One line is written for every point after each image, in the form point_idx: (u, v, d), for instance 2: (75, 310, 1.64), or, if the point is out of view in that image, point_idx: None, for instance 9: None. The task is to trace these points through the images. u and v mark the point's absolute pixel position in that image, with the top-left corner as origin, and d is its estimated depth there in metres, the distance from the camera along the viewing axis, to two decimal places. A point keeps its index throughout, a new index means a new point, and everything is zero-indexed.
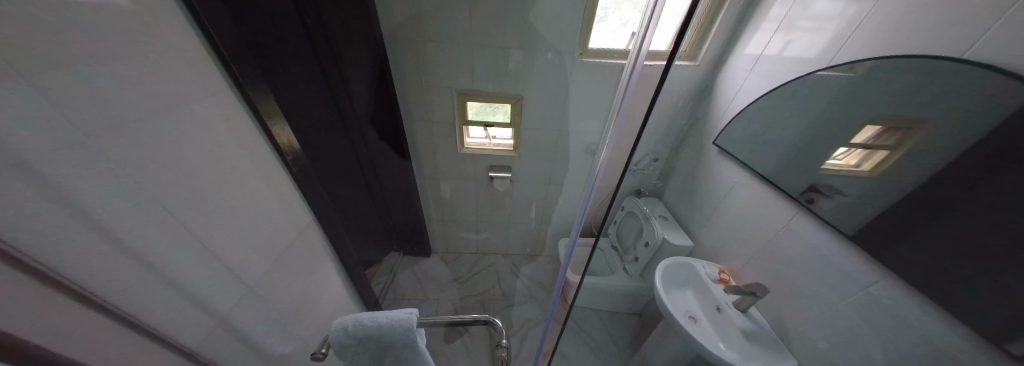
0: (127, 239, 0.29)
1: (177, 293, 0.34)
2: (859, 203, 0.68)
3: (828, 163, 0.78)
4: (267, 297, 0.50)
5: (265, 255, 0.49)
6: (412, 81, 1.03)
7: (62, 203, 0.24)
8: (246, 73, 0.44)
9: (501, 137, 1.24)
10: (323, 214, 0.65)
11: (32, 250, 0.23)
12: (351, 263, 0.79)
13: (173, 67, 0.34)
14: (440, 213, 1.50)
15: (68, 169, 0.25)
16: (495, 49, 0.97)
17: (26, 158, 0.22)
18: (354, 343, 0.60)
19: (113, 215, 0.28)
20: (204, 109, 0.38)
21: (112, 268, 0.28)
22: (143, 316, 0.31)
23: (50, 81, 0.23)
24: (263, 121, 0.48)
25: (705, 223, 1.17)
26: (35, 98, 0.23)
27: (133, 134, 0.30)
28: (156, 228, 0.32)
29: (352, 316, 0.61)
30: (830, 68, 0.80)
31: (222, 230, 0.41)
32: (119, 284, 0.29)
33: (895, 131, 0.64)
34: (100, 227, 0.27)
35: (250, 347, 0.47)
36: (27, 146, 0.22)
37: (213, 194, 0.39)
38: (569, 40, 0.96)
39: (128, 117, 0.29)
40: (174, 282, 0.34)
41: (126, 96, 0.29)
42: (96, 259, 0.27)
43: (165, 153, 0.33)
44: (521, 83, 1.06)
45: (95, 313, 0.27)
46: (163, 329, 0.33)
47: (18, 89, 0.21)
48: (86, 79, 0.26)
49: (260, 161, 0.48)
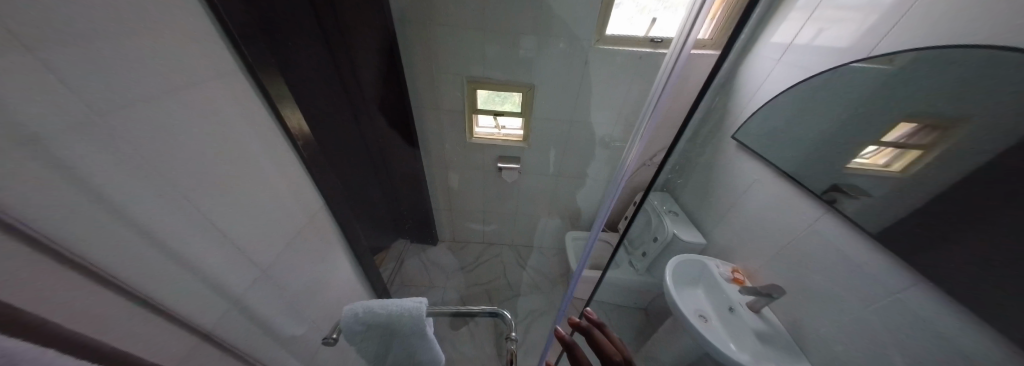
0: (139, 221, 0.29)
1: (190, 276, 0.34)
2: (888, 203, 0.64)
3: (854, 161, 0.74)
4: (279, 280, 0.51)
5: (274, 239, 0.49)
6: (423, 68, 1.01)
7: (72, 181, 0.24)
8: (255, 56, 0.43)
9: (510, 127, 1.22)
10: (332, 200, 0.65)
11: (47, 229, 0.22)
12: (360, 249, 0.80)
13: (186, 46, 0.33)
14: (447, 202, 1.50)
15: (74, 147, 0.24)
16: (508, 35, 0.93)
17: (36, 137, 0.21)
18: (364, 327, 0.61)
19: (125, 196, 0.28)
20: (215, 90, 0.37)
21: (126, 248, 0.28)
22: (160, 297, 0.31)
23: (56, 55, 0.22)
24: (273, 105, 0.47)
25: (718, 220, 1.13)
26: (42, 74, 0.21)
27: (143, 114, 0.29)
28: (166, 211, 0.32)
29: (362, 303, 0.61)
30: (867, 60, 0.74)
31: (232, 213, 0.40)
32: (133, 266, 0.28)
33: (930, 131, 0.59)
34: (112, 208, 0.27)
35: (264, 328, 0.48)
36: (37, 123, 0.21)
37: (224, 178, 0.39)
38: (585, 25, 0.91)
39: (136, 96, 0.28)
40: (189, 265, 0.34)
41: (133, 73, 0.28)
42: (111, 239, 0.27)
43: (175, 134, 0.32)
44: (533, 71, 1.03)
45: (111, 294, 0.27)
46: (181, 310, 0.33)
47: (24, 65, 0.20)
48: (91, 54, 0.24)
49: (270, 145, 0.48)
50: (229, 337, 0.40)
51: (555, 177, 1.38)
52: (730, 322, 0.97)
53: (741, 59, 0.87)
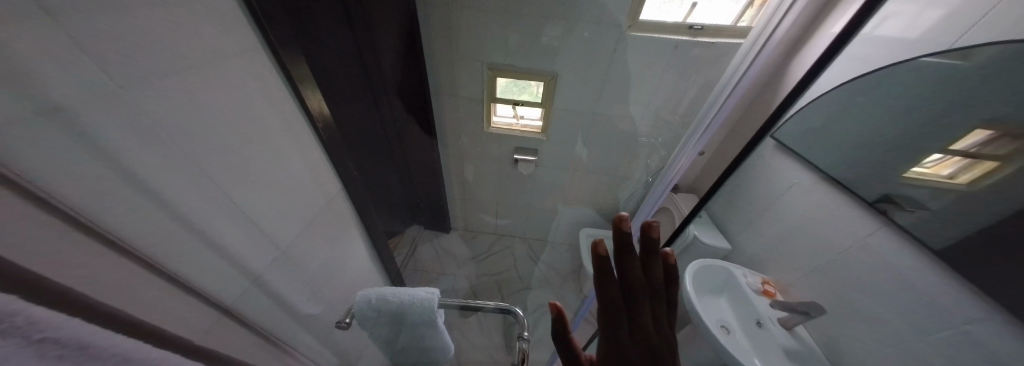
0: (161, 196, 0.29)
1: (210, 254, 0.35)
2: (956, 218, 0.56)
3: (914, 170, 0.65)
4: (296, 260, 0.52)
5: (294, 221, 0.50)
6: (443, 55, 0.98)
7: (95, 154, 0.23)
8: (278, 35, 0.42)
9: (529, 117, 1.18)
10: (348, 184, 0.65)
11: (71, 202, 0.22)
12: (375, 232, 0.81)
13: (212, 20, 0.32)
14: (462, 191, 1.50)
15: (97, 120, 0.23)
16: (533, 20, 0.88)
17: (62, 109, 0.21)
18: (377, 312, 0.62)
19: (148, 171, 0.27)
20: (235, 66, 0.36)
21: (147, 223, 0.28)
22: (181, 273, 0.31)
23: (80, 23, 0.21)
24: (296, 87, 0.47)
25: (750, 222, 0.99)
26: (71, 43, 0.21)
27: (168, 88, 0.28)
28: (188, 187, 0.31)
29: (375, 289, 0.63)
30: (943, 53, 0.62)
31: (252, 192, 0.40)
32: (157, 240, 0.29)
33: (1006, 140, 0.50)
34: (133, 183, 0.26)
35: (283, 307, 0.49)
36: (61, 96, 0.21)
37: (243, 156, 0.38)
38: (617, 9, 0.84)
39: (162, 68, 0.28)
40: (210, 242, 0.34)
41: (158, 45, 0.27)
42: (132, 213, 0.26)
43: (199, 110, 0.32)
44: (556, 60, 0.97)
45: (137, 270, 0.27)
46: (201, 287, 0.33)
47: (51, 33, 0.20)
48: (116, 24, 0.23)
49: (292, 125, 0.48)
50: (249, 315, 0.41)
51: (573, 171, 1.34)
52: (756, 336, 0.91)
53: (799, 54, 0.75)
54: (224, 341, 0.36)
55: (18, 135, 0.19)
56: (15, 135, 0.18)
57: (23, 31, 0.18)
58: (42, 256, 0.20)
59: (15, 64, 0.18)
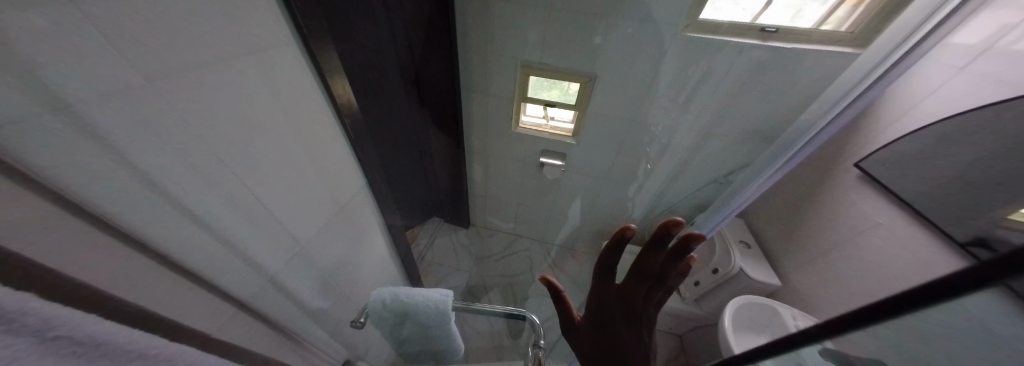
0: (185, 192, 0.28)
1: (229, 249, 0.34)
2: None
3: None
4: (314, 253, 0.52)
5: (314, 213, 0.50)
6: (476, 50, 0.94)
7: (119, 151, 0.22)
8: (309, 22, 0.40)
9: (559, 119, 1.12)
10: (370, 178, 0.65)
11: (89, 201, 0.21)
12: (392, 226, 0.81)
13: (246, 13, 0.31)
14: (483, 189, 1.48)
15: (120, 113, 0.22)
16: (576, 16, 0.81)
17: (87, 106, 0.20)
18: (390, 312, 0.65)
19: (171, 166, 0.27)
20: (263, 57, 0.34)
21: (172, 219, 0.27)
22: (197, 269, 0.30)
23: (104, 11, 0.20)
24: (324, 76, 0.45)
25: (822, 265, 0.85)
26: (97, 36, 0.20)
27: (196, 83, 0.27)
28: (211, 183, 0.31)
29: (389, 290, 0.65)
30: None
31: (272, 184, 0.40)
32: (180, 235, 0.28)
33: None
34: (157, 179, 0.26)
35: (298, 300, 0.49)
36: (87, 93, 0.20)
37: (264, 149, 0.37)
38: (674, 6, 0.74)
39: (194, 62, 0.27)
40: (229, 238, 0.34)
41: (193, 39, 0.26)
42: (156, 210, 0.26)
43: (225, 105, 0.31)
44: (596, 60, 0.89)
45: (154, 267, 0.26)
46: (217, 282, 0.33)
47: (77, 27, 0.18)
48: (145, 15, 0.22)
49: (318, 117, 0.47)
50: (264, 306, 0.41)
51: (601, 180, 1.26)
52: None
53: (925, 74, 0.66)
54: (242, 334, 0.36)
55: (41, 134, 0.18)
56: (40, 135, 0.18)
57: (48, 25, 0.17)
58: (63, 255, 0.20)
59: (37, 60, 0.17)
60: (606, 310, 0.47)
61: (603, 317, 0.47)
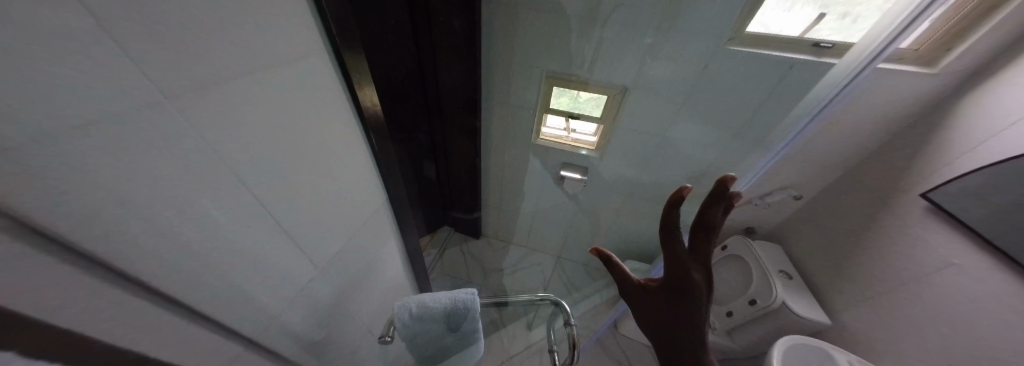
0: (186, 227, 0.24)
1: (237, 284, 0.30)
2: None
3: None
4: (331, 272, 0.49)
5: (333, 231, 0.47)
6: (501, 58, 0.91)
7: (111, 187, 0.18)
8: (341, 30, 0.37)
9: (582, 132, 1.07)
10: (391, 191, 0.62)
11: (90, 244, 0.18)
12: (410, 240, 0.77)
13: (267, 19, 0.27)
14: (497, 199, 1.43)
15: (137, 137, 0.19)
16: (610, 26, 0.77)
17: (64, 135, 0.15)
18: (416, 321, 0.66)
19: (171, 197, 0.22)
20: (294, 69, 0.32)
21: (167, 261, 0.23)
22: (206, 307, 0.27)
23: (120, 24, 0.17)
24: (352, 87, 0.42)
25: (889, 302, 0.80)
26: (87, 46, 0.16)
27: (205, 100, 0.23)
28: (220, 211, 0.27)
29: (414, 298, 0.66)
30: None
31: (294, 203, 0.37)
32: (181, 277, 0.24)
33: None
34: (153, 215, 0.21)
35: (305, 328, 0.45)
36: (69, 118, 0.15)
37: (289, 167, 0.35)
38: (719, 19, 0.69)
39: (203, 73, 0.23)
40: (238, 271, 0.30)
41: (203, 47, 0.22)
42: (152, 249, 0.22)
43: (241, 123, 0.27)
44: (628, 72, 0.85)
45: (151, 310, 0.23)
46: (224, 317, 0.29)
47: (60, 37, 0.14)
48: (145, 20, 0.18)
49: (344, 130, 0.44)
50: (270, 341, 0.37)
51: (623, 195, 1.21)
52: None
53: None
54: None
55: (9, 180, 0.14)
56: (7, 183, 0.13)
57: (25, 36, 0.13)
58: (41, 307, 0.16)
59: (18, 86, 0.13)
60: (686, 273, 0.38)
61: (680, 287, 0.37)
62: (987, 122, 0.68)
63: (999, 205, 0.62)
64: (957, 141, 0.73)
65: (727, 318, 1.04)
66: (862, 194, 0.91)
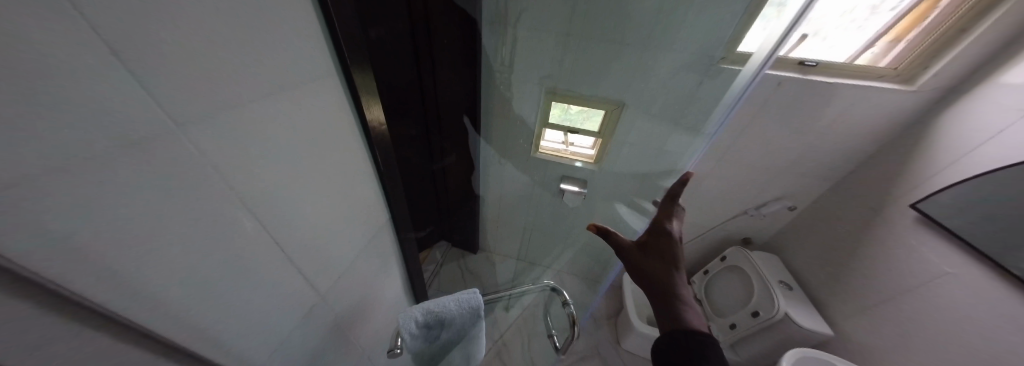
0: (150, 249, 0.22)
1: (209, 311, 0.27)
2: None
3: None
4: (328, 297, 0.47)
5: (333, 254, 0.45)
6: (502, 76, 0.93)
7: (57, 210, 0.16)
8: (354, 54, 0.37)
9: (581, 146, 1.08)
10: (396, 210, 0.60)
11: (70, 282, 0.17)
12: (412, 260, 0.75)
13: (275, 47, 0.27)
14: (495, 213, 1.42)
15: (128, 170, 0.19)
16: (608, 44, 0.79)
17: (16, 160, 0.14)
18: (424, 330, 0.64)
19: (133, 220, 0.20)
20: (301, 94, 0.32)
21: (120, 289, 0.20)
22: (182, 340, 0.25)
23: (126, 65, 0.17)
24: (361, 108, 0.42)
25: (891, 309, 0.82)
26: (52, 55, 0.14)
27: (191, 115, 0.22)
28: (195, 232, 0.24)
29: (417, 307, 0.63)
30: None
31: (293, 226, 0.36)
32: (134, 306, 0.21)
33: None
34: (106, 238, 0.19)
35: (294, 360, 0.42)
36: (17, 135, 0.13)
37: (290, 190, 0.34)
38: (711, 41, 0.74)
39: (194, 88, 0.21)
40: (215, 297, 0.28)
41: (193, 60, 0.21)
42: (104, 279, 0.19)
43: (230, 139, 0.25)
44: (626, 88, 0.87)
45: (107, 339, 0.22)
46: (205, 350, 0.28)
47: (24, 46, 0.13)
48: (131, 30, 0.17)
49: (348, 149, 0.43)
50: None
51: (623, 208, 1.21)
52: None
53: (994, 114, 0.68)
54: None
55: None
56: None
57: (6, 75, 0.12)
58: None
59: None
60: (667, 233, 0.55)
61: (659, 234, 0.55)
62: (961, 137, 0.73)
63: (989, 215, 0.66)
64: (938, 154, 0.77)
65: (730, 330, 1.05)
66: (853, 204, 0.94)
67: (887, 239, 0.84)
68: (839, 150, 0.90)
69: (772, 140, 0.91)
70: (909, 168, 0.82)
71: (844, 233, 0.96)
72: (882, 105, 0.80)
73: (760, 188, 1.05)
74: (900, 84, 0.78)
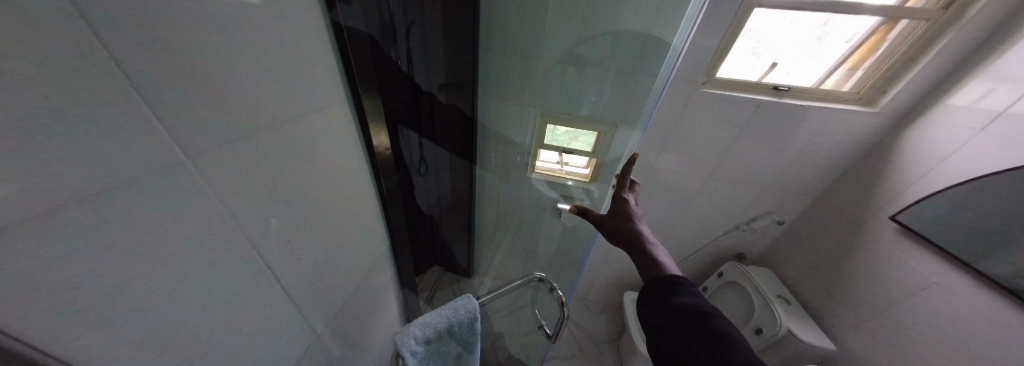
0: (127, 300, 0.19)
1: (187, 362, 0.24)
2: None
3: None
4: (324, 333, 0.43)
5: (331, 284, 0.43)
6: (500, 98, 0.95)
7: (35, 262, 0.15)
8: (365, 83, 0.39)
9: (574, 165, 1.07)
10: (396, 233, 0.58)
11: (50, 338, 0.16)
12: (409, 286, 0.71)
13: (288, 78, 0.28)
14: (491, 234, 1.38)
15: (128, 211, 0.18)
16: (595, 66, 0.85)
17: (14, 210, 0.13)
18: (425, 347, 0.60)
19: (127, 262, 0.19)
20: (308, 122, 0.32)
21: (78, 344, 0.17)
22: None
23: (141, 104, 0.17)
24: (367, 133, 0.42)
25: (887, 319, 0.83)
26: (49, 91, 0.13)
27: (192, 148, 0.21)
28: (178, 275, 0.22)
29: (414, 324, 0.59)
30: None
31: (292, 258, 0.34)
32: (93, 363, 0.18)
33: None
34: (73, 289, 0.16)
35: None
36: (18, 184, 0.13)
37: (291, 219, 0.33)
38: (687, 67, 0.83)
39: (195, 118, 0.21)
40: (205, 341, 0.25)
41: (202, 94, 0.21)
42: (63, 334, 0.16)
43: (230, 171, 0.24)
44: (620, 109, 0.91)
45: None
46: None
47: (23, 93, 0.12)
48: (128, 65, 0.16)
49: (352, 173, 0.42)
50: None
51: None
52: None
53: (948, 133, 0.75)
54: None
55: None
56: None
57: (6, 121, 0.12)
58: None
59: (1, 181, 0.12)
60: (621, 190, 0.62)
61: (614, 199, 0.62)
62: (925, 153, 0.80)
63: (968, 226, 0.71)
64: (909, 169, 0.82)
65: None
66: (837, 216, 0.99)
67: (874, 248, 0.88)
68: (817, 166, 0.96)
69: (756, 157, 0.96)
70: (882, 181, 0.88)
71: (830, 244, 1.00)
72: (850, 124, 0.87)
73: (749, 203, 1.09)
74: (862, 105, 0.86)
